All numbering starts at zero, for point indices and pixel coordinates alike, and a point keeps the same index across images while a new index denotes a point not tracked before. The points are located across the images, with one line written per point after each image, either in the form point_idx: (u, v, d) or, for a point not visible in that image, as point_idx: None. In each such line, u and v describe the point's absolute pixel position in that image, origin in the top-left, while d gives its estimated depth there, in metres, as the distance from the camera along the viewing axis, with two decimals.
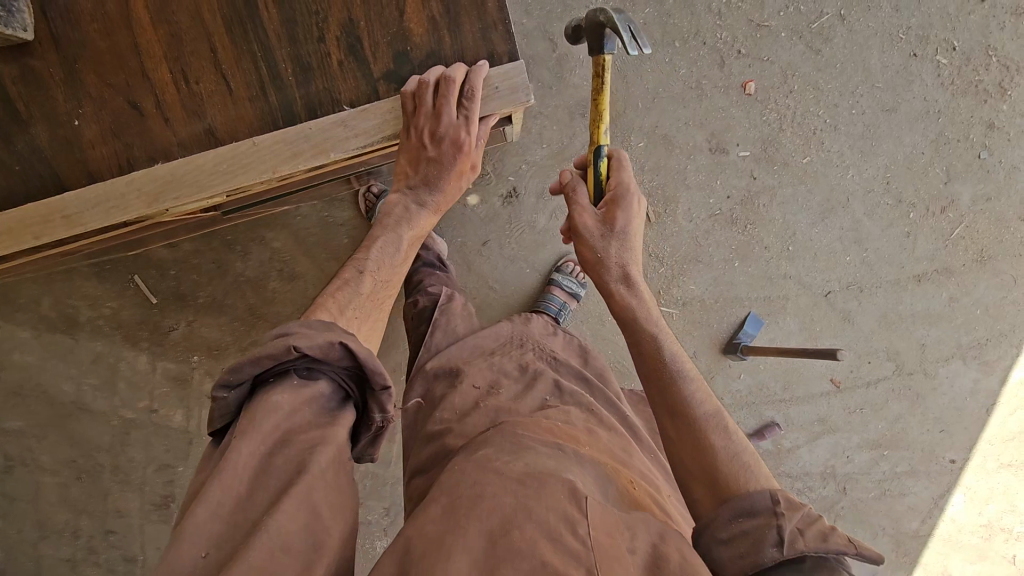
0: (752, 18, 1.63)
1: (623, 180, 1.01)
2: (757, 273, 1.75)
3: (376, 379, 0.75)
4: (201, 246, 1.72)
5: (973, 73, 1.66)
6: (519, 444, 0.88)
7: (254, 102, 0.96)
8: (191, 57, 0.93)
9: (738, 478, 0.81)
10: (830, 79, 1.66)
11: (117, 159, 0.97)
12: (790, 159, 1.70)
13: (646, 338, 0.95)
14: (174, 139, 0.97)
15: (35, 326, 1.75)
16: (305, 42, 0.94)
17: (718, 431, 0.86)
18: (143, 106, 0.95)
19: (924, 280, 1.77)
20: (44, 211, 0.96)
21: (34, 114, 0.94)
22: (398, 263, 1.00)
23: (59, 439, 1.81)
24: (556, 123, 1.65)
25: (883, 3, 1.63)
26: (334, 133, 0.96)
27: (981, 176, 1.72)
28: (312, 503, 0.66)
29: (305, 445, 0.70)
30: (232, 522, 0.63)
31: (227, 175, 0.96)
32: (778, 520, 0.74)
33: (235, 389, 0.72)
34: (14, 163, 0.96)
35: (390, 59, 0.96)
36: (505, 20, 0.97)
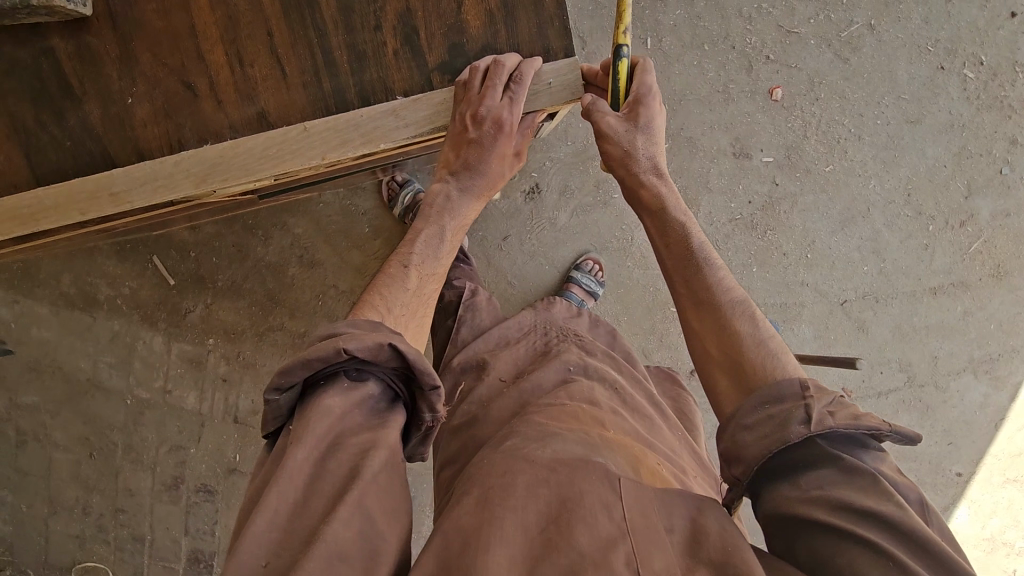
0: (782, 25, 1.63)
1: (646, 83, 1.02)
2: (773, 280, 1.76)
3: (426, 379, 0.76)
4: (224, 229, 1.73)
5: (999, 88, 1.66)
6: (543, 431, 0.89)
7: (307, 88, 0.97)
8: (247, 41, 0.94)
9: (763, 362, 0.81)
10: (856, 89, 1.66)
11: (167, 139, 0.97)
12: (812, 167, 1.70)
13: (671, 237, 0.96)
14: (226, 122, 0.97)
15: (54, 302, 1.76)
16: (361, 30, 0.95)
17: (744, 318, 0.86)
18: (197, 86, 0.96)
19: (940, 293, 1.78)
20: (92, 187, 0.96)
21: (88, 90, 0.95)
22: (443, 257, 0.99)
23: (73, 416, 1.82)
24: (582, 122, 1.65)
25: (913, 15, 1.63)
26: (385, 123, 0.96)
27: (1001, 191, 1.72)
28: (366, 512, 0.67)
29: (357, 448, 0.71)
30: (288, 531, 0.64)
31: (276, 161, 0.96)
32: (806, 401, 0.74)
33: (286, 391, 0.73)
34: (64, 139, 0.97)
35: (444, 50, 0.97)
36: (562, 15, 0.98)
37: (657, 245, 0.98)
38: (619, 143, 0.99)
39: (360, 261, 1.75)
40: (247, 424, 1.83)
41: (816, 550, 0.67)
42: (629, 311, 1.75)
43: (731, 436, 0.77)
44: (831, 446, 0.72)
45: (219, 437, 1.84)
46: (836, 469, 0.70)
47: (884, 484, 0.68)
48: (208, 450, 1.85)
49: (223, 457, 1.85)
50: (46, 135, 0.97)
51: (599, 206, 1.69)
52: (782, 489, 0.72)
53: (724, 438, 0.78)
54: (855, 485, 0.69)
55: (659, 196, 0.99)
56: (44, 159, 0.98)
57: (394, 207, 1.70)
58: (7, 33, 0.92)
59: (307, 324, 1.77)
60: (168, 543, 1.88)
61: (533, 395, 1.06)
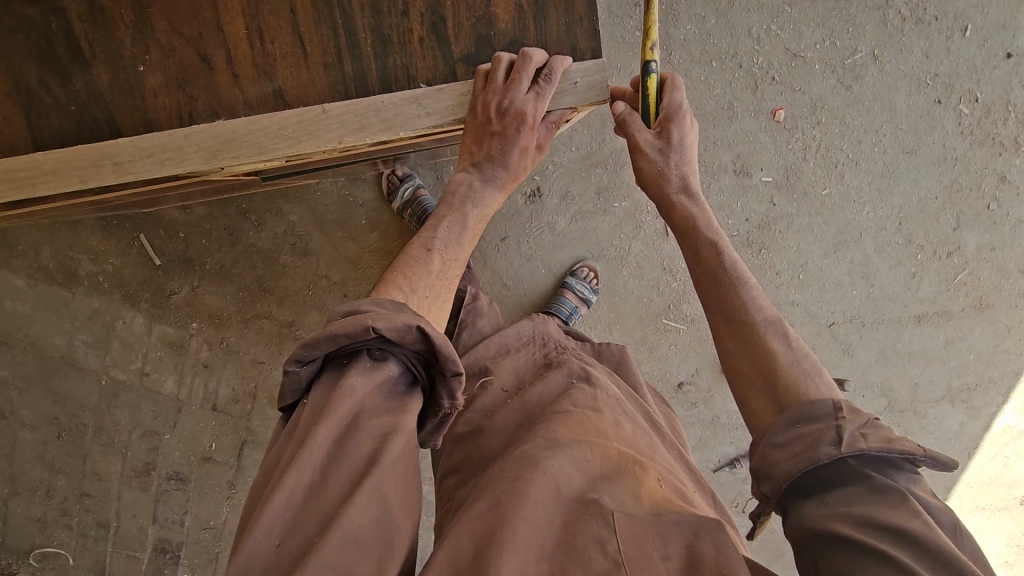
0: (789, 47, 1.65)
1: (675, 99, 1.04)
2: (764, 298, 1.78)
3: (448, 365, 0.75)
4: (216, 211, 1.68)
5: (992, 125, 1.71)
6: (553, 439, 0.89)
7: (327, 69, 0.95)
8: (269, 15, 0.91)
9: (795, 383, 0.82)
10: (856, 116, 1.69)
11: (177, 111, 0.95)
12: (810, 189, 1.73)
13: (704, 256, 0.97)
14: (241, 98, 0.95)
15: (32, 275, 1.70)
16: (387, 14, 0.93)
17: (777, 338, 0.87)
18: (213, 58, 0.93)
19: (924, 321, 1.81)
20: (95, 154, 0.93)
21: (97, 54, 0.92)
22: (464, 244, 0.98)
23: (42, 394, 1.76)
24: (588, 129, 1.65)
25: (915, 48, 1.66)
26: (404, 110, 0.95)
27: (988, 226, 1.76)
28: (382, 500, 0.66)
29: (378, 434, 0.70)
30: (304, 513, 0.63)
31: (291, 141, 0.94)
32: (837, 423, 0.75)
33: (307, 363, 0.72)
34: (68, 103, 0.93)
35: (471, 41, 0.96)
36: (592, 16, 0.98)
37: (691, 263, 0.99)
38: (652, 163, 1.03)
39: (354, 253, 1.72)
40: (226, 413, 1.79)
41: (839, 565, 0.67)
42: (622, 320, 1.76)
43: (762, 453, 0.78)
44: (861, 466, 0.72)
45: (195, 424, 1.79)
46: (865, 487, 0.71)
47: (912, 503, 0.68)
48: (183, 438, 1.79)
49: (198, 445, 1.80)
50: (49, 97, 0.93)
51: (599, 213, 1.69)
52: (809, 506, 0.73)
53: (755, 456, 0.79)
54: (882, 502, 0.69)
55: (692, 215, 1.01)
56: (46, 123, 0.94)
57: (393, 200, 1.68)
58: None
59: (296, 314, 1.74)
60: (133, 531, 1.83)
61: (537, 404, 1.06)
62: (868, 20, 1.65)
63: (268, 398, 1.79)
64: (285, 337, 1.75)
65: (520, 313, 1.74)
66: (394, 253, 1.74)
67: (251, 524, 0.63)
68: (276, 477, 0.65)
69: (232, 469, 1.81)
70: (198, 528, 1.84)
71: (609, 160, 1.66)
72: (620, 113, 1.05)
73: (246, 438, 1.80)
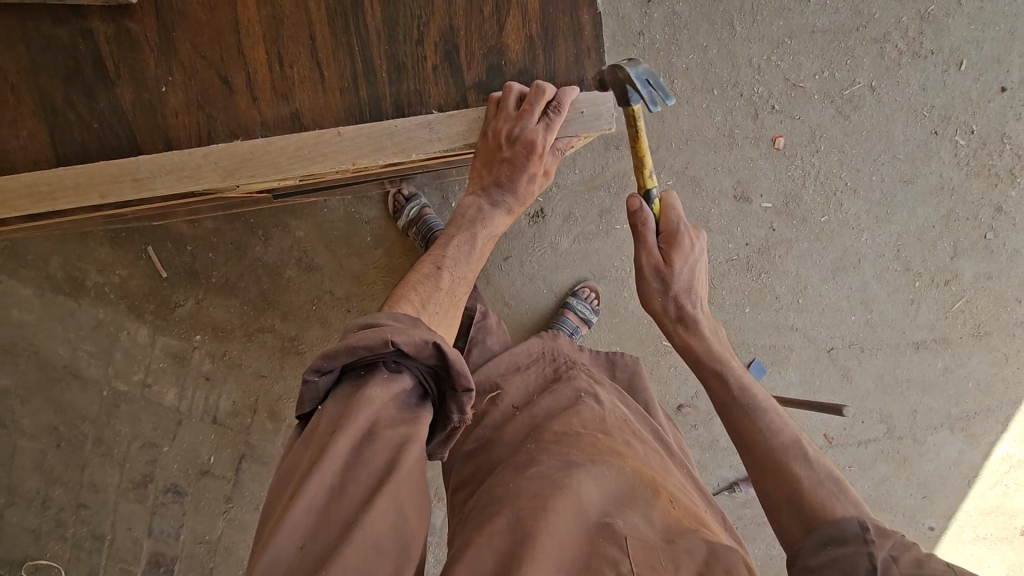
0: (788, 77, 1.69)
1: (673, 221, 1.02)
2: (764, 321, 1.80)
3: (461, 381, 0.76)
4: (224, 226, 1.71)
5: (988, 156, 1.74)
6: (568, 460, 0.90)
7: (344, 93, 0.98)
8: (289, 42, 0.95)
9: (823, 506, 0.84)
10: (855, 145, 1.73)
11: (197, 130, 0.97)
12: (809, 215, 1.75)
13: (716, 377, 0.99)
14: (258, 119, 0.98)
15: (39, 285, 1.71)
16: (403, 43, 0.97)
17: (798, 460, 0.89)
18: (233, 81, 0.96)
19: (922, 348, 1.83)
20: (114, 171, 0.95)
21: (122, 75, 0.95)
22: (474, 262, 1.00)
23: (43, 403, 1.76)
24: (591, 152, 1.68)
25: (912, 81, 1.70)
26: (419, 135, 0.97)
27: (985, 255, 1.79)
28: (399, 506, 0.68)
29: (393, 441, 0.71)
30: (325, 518, 0.64)
31: (306, 162, 0.96)
32: (868, 548, 0.77)
33: (325, 373, 0.73)
34: (91, 121, 0.96)
35: (482, 70, 0.99)
36: (599, 49, 1.01)
37: (705, 381, 1.01)
38: (654, 286, 1.03)
39: (359, 270, 1.75)
40: (226, 426, 1.79)
41: None
42: (622, 341, 1.77)
43: None
44: None
45: (195, 436, 1.79)
46: None
47: None
48: (182, 450, 1.79)
49: (196, 458, 1.80)
50: (74, 114, 0.96)
51: (601, 234, 1.72)
52: None
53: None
54: None
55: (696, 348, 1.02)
56: (68, 140, 0.97)
57: (399, 219, 1.70)
58: (46, 11, 0.92)
59: (300, 328, 1.75)
60: (127, 543, 1.82)
61: (545, 419, 1.08)
62: (866, 53, 1.69)
63: (268, 412, 1.79)
64: (288, 352, 1.76)
65: (521, 332, 1.75)
66: (398, 270, 1.76)
67: (269, 531, 0.63)
68: (298, 482, 0.66)
69: (230, 483, 1.81)
70: (192, 542, 1.82)
71: (611, 183, 1.69)
72: (633, 208, 1.00)
73: (245, 452, 1.80)
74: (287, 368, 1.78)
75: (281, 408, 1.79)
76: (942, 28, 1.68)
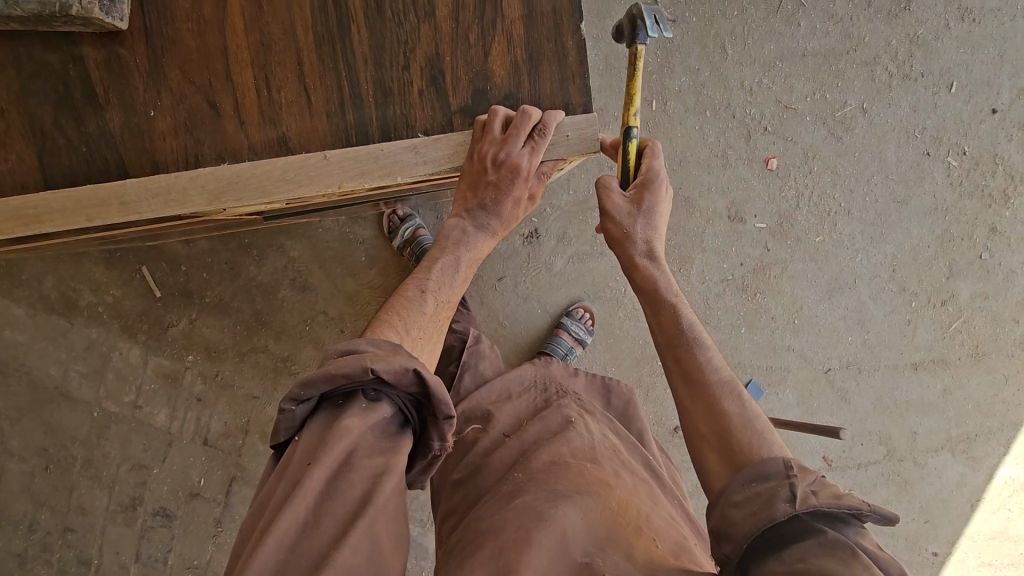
0: (780, 99, 1.70)
1: (653, 165, 1.06)
2: (761, 342, 1.79)
3: (441, 408, 0.75)
4: (218, 246, 1.71)
5: (980, 177, 1.75)
6: (555, 492, 0.88)
7: (330, 118, 0.98)
8: (277, 68, 0.96)
9: (749, 443, 0.83)
10: (848, 166, 1.74)
11: (184, 154, 0.98)
12: (803, 236, 1.75)
13: (665, 310, 1.00)
14: (245, 142, 0.98)
15: (32, 304, 1.71)
16: (390, 69, 0.98)
17: (731, 399, 0.89)
18: (221, 105, 0.97)
19: (920, 369, 1.81)
20: (103, 195, 0.95)
21: (111, 100, 0.96)
22: (457, 285, 1.01)
23: (33, 424, 1.74)
24: (585, 173, 1.69)
25: (902, 102, 1.72)
26: (404, 161, 0.98)
27: (981, 275, 1.78)
28: (374, 540, 0.67)
29: (369, 471, 0.70)
30: (298, 551, 0.64)
31: (293, 186, 0.97)
32: (789, 481, 0.76)
33: (301, 402, 0.72)
34: (80, 144, 0.97)
35: (469, 95, 1.00)
36: (584, 74, 1.02)
37: (652, 323, 1.02)
38: (620, 226, 1.05)
39: (353, 290, 1.74)
40: (216, 448, 1.77)
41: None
42: (617, 362, 1.76)
43: (720, 513, 0.78)
44: (813, 522, 0.72)
45: (185, 459, 1.77)
46: (817, 541, 0.70)
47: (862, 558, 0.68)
48: (171, 472, 1.77)
49: (186, 480, 1.77)
50: (63, 138, 0.96)
51: (596, 255, 1.72)
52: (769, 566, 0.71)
53: (714, 516, 0.79)
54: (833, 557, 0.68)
55: (652, 281, 1.03)
56: (57, 163, 0.97)
57: (394, 239, 1.70)
58: (38, 37, 0.93)
59: (292, 349, 1.74)
60: (114, 568, 1.78)
61: (533, 446, 1.06)
62: (856, 76, 1.70)
63: (260, 433, 1.77)
64: (281, 374, 1.75)
65: (516, 352, 1.74)
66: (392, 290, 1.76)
67: (241, 566, 0.62)
68: (271, 515, 0.65)
69: (219, 506, 1.78)
70: (180, 567, 1.79)
71: None
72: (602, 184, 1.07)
73: (235, 475, 1.78)
74: (279, 389, 1.76)
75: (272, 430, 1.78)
76: (931, 51, 1.70)
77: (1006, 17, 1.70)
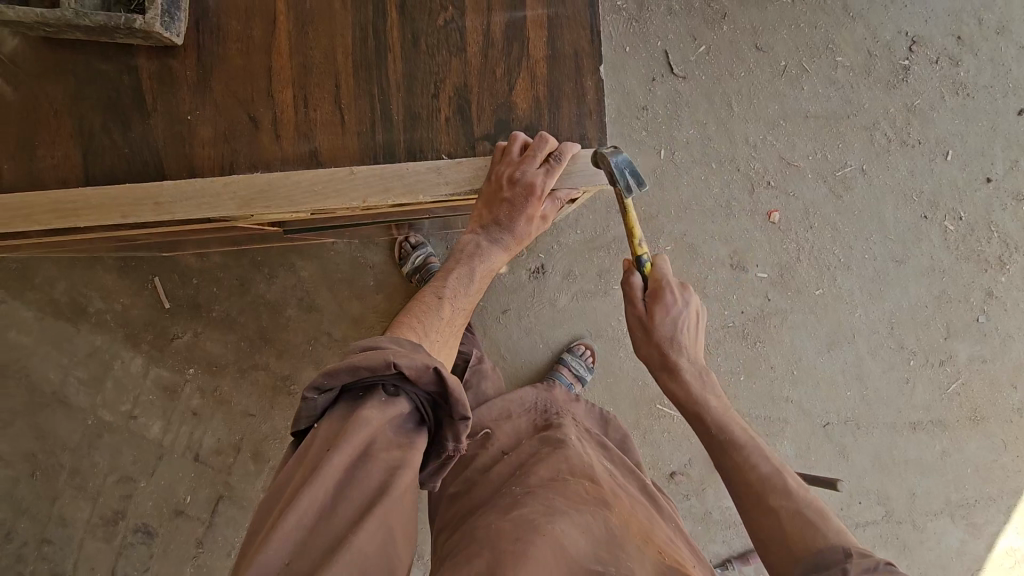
0: (783, 156, 1.78)
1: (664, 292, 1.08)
2: (759, 391, 1.79)
3: (457, 408, 0.76)
4: (231, 261, 1.74)
5: (976, 242, 1.80)
6: (554, 508, 0.88)
7: (361, 136, 1.04)
8: (315, 88, 1.03)
9: (804, 537, 0.86)
10: (847, 223, 1.79)
11: (219, 161, 1.02)
12: (803, 287, 1.79)
13: (696, 415, 1.06)
14: (278, 154, 1.03)
15: (42, 306, 1.73)
16: (420, 96, 1.04)
17: (779, 491, 0.92)
18: (260, 118, 1.02)
19: (919, 429, 1.81)
20: (137, 194, 0.99)
21: (157, 107, 1.02)
22: (471, 295, 1.04)
23: (24, 429, 1.74)
24: (593, 214, 1.74)
25: (900, 166, 1.79)
26: (427, 178, 1.02)
27: (978, 338, 1.81)
28: (389, 528, 0.68)
29: (386, 464, 0.71)
30: (313, 534, 0.63)
31: (320, 197, 1.00)
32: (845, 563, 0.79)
33: (323, 392, 0.73)
34: (122, 146, 1.02)
35: (491, 123, 1.05)
36: (600, 112, 1.08)
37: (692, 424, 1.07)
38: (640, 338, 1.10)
39: (358, 313, 1.77)
40: (207, 465, 1.75)
41: None
42: (615, 402, 1.76)
43: None
44: None
45: (174, 474, 1.75)
46: None
47: None
48: (158, 488, 1.75)
49: (172, 496, 1.75)
50: (108, 141, 1.02)
51: (599, 293, 1.75)
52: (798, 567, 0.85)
53: None
54: None
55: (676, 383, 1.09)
56: (98, 163, 1.01)
57: (404, 265, 1.73)
58: (97, 49, 1.00)
59: (294, 368, 1.76)
60: None
61: (531, 461, 1.06)
62: (856, 138, 1.78)
63: (252, 453, 1.76)
64: (280, 392, 1.76)
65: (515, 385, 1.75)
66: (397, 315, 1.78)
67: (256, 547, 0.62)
68: (289, 498, 0.65)
69: (203, 526, 1.74)
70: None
71: (611, 245, 1.75)
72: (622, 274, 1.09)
73: (222, 494, 1.75)
74: (277, 409, 1.76)
75: (266, 449, 1.76)
76: (927, 120, 1.79)
77: (998, 94, 1.79)
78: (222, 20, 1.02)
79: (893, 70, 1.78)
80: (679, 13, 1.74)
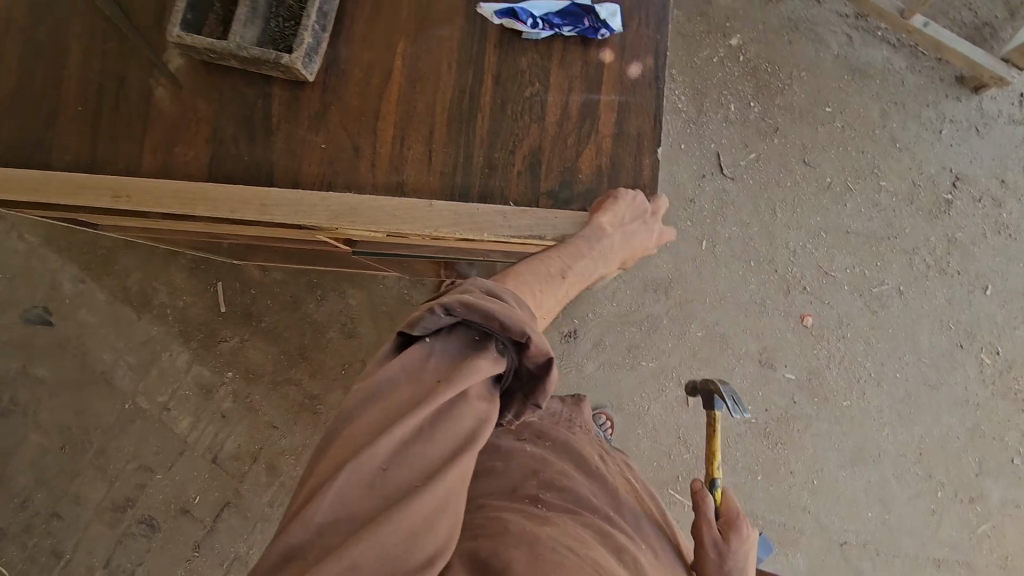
0: (821, 265, 1.84)
1: (734, 511, 1.11)
2: (776, 495, 1.75)
3: (540, 396, 0.75)
4: (290, 278, 1.88)
5: (1014, 380, 1.78)
6: (578, 532, 0.87)
7: (443, 176, 1.17)
8: (412, 131, 1.18)
9: None
10: (881, 340, 1.81)
11: (320, 179, 1.17)
12: (832, 396, 1.79)
13: None
14: (370, 180, 1.17)
15: (113, 293, 1.90)
16: (498, 151, 1.17)
17: None
18: (362, 149, 1.18)
19: (943, 566, 1.72)
20: (245, 196, 1.13)
21: (279, 128, 1.18)
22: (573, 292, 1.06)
23: (68, 403, 1.86)
24: (631, 289, 1.82)
25: (938, 293, 1.82)
26: (494, 221, 1.13)
27: (1012, 480, 1.74)
28: (461, 486, 0.66)
29: (478, 420, 0.68)
30: (397, 466, 0.62)
31: (399, 222, 1.12)
32: None
33: (449, 315, 0.70)
34: (244, 155, 1.18)
35: (557, 183, 1.17)
36: (654, 188, 1.19)
37: None
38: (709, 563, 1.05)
39: None
40: (222, 469, 1.81)
41: None
42: None
43: None
44: None
45: (188, 471, 1.81)
46: None
47: None
48: (171, 483, 1.81)
49: (181, 494, 1.80)
50: (233, 149, 1.18)
51: (626, 366, 1.80)
52: None
53: None
54: None
55: None
56: (220, 166, 1.18)
57: None
58: (240, 75, 1.19)
59: (324, 388, 1.83)
60: (81, 567, 1.79)
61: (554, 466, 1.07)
62: (895, 259, 1.84)
63: (267, 465, 1.81)
64: (305, 411, 1.82)
65: None
66: None
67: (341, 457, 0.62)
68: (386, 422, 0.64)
69: (204, 529, 1.78)
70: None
71: (643, 323, 1.81)
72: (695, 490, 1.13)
73: (230, 501, 1.79)
74: (299, 425, 1.82)
75: (280, 463, 1.81)
76: (968, 253, 1.84)
77: None
78: (346, 66, 1.20)
79: (937, 202, 1.85)
80: (734, 122, 1.86)
